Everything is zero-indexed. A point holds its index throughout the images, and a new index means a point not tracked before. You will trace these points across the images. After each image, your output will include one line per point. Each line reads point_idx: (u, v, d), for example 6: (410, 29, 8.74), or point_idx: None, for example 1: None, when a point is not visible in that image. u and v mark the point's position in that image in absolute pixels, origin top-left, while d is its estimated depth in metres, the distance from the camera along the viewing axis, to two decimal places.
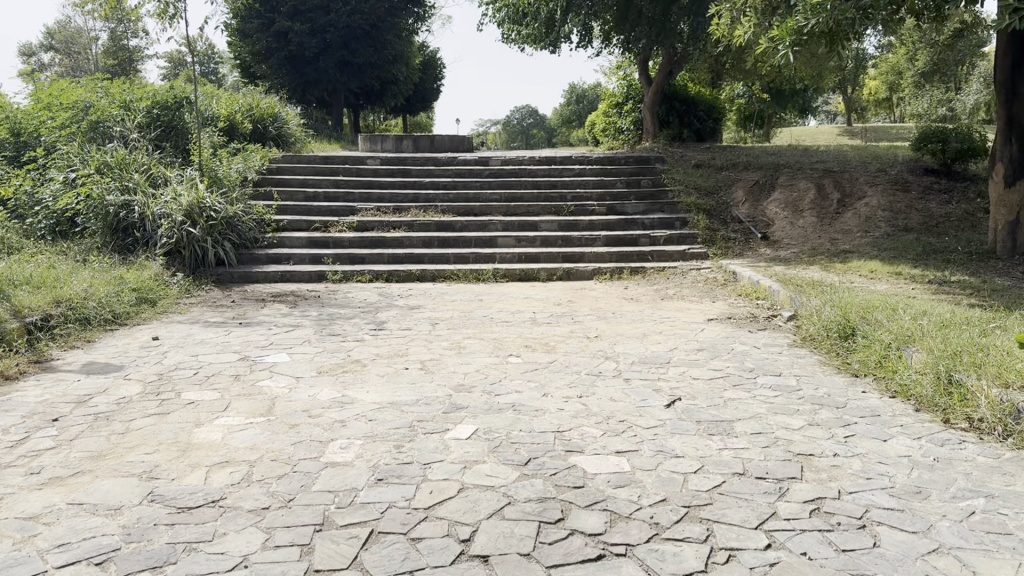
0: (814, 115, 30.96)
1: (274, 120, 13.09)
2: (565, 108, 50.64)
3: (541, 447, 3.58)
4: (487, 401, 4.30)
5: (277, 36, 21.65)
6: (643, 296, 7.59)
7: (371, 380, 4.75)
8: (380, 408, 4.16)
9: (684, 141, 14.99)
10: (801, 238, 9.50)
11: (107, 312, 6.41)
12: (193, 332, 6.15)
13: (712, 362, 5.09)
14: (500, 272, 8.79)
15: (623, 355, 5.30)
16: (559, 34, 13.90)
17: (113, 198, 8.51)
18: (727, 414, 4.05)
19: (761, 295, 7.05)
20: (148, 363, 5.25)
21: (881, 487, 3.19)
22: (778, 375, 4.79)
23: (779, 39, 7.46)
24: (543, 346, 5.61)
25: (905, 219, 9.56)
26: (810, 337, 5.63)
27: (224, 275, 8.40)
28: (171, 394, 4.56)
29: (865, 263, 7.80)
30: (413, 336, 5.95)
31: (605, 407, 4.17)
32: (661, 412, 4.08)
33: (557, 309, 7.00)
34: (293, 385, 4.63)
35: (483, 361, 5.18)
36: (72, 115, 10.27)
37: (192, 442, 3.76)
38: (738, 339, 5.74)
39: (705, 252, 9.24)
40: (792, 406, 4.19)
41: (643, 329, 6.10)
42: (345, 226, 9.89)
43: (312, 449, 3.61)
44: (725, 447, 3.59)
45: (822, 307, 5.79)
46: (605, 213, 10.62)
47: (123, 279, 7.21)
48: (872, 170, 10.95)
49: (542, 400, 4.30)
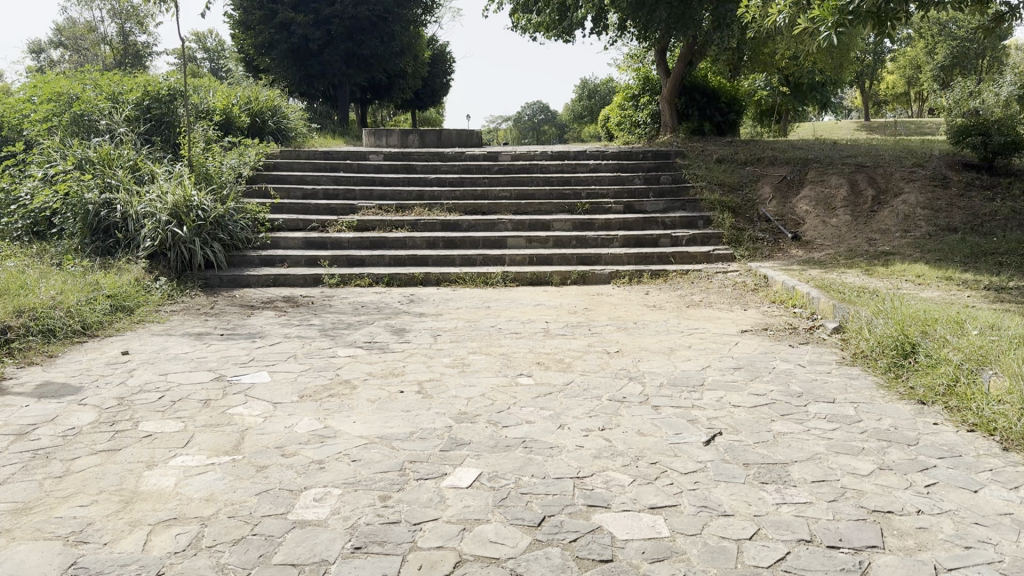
0: (835, 110, 29.90)
1: (272, 114, 12.52)
2: (577, 104, 49.65)
3: (558, 501, 2.93)
4: (494, 435, 3.64)
5: (280, 28, 20.99)
6: (667, 303, 6.92)
7: (359, 407, 4.10)
8: (366, 445, 3.52)
9: (704, 135, 14.33)
10: (835, 239, 8.81)
11: (76, 322, 5.80)
12: (168, 346, 5.53)
13: (753, 385, 4.42)
14: (509, 275, 8.14)
15: (649, 375, 4.65)
16: (573, 20, 13.22)
17: (92, 196, 7.89)
18: (780, 454, 3.39)
19: (798, 302, 6.37)
20: (111, 384, 4.63)
21: (986, 561, 2.53)
22: (832, 402, 4.11)
23: (819, 19, 6.69)
24: (557, 364, 4.96)
25: (946, 217, 8.84)
26: (862, 354, 4.95)
27: (212, 279, 7.80)
28: (127, 425, 3.93)
29: (910, 267, 7.09)
30: (412, 351, 5.30)
31: (633, 443, 3.51)
32: (700, 450, 3.42)
33: (572, 318, 6.35)
34: (269, 414, 4.00)
35: (488, 383, 4.53)
36: (56, 107, 9.67)
37: (137, 491, 3.13)
38: (778, 355, 5.08)
39: (731, 254, 8.55)
40: (854, 444, 3.54)
41: (670, 343, 5.44)
42: (344, 226, 9.25)
43: (279, 501, 2.98)
44: (784, 501, 2.94)
45: (873, 320, 5.12)
46: (622, 212, 9.95)
47: (99, 284, 6.60)
48: (907, 165, 10.22)
49: (558, 434, 3.65)
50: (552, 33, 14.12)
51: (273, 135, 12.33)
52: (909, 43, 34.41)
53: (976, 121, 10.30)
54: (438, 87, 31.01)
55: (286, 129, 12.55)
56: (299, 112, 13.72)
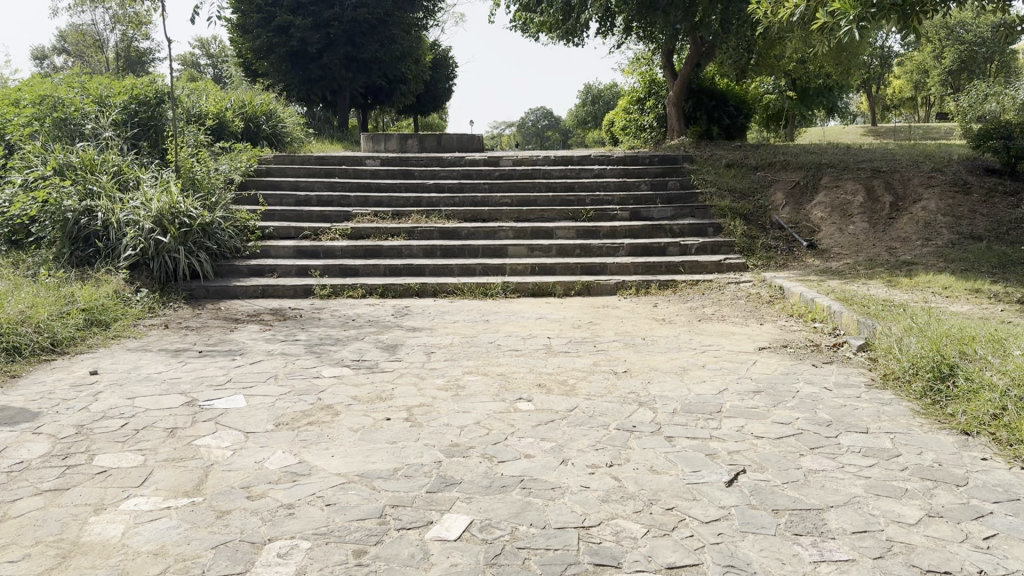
0: (843, 115, 29.39)
1: (266, 118, 12.13)
2: (580, 109, 49.20)
3: (560, 559, 2.52)
4: (488, 473, 3.23)
5: (278, 31, 20.61)
6: (676, 316, 6.52)
7: (340, 437, 3.69)
8: (344, 485, 3.12)
9: (711, 139, 13.95)
10: (853, 247, 8.41)
11: (45, 338, 5.41)
12: (141, 365, 5.12)
13: (776, 413, 3.99)
14: (510, 286, 7.73)
15: (661, 400, 4.23)
16: (578, 21, 12.85)
17: (71, 203, 7.51)
18: (813, 498, 2.99)
19: (818, 316, 5.97)
20: (72, 409, 4.23)
21: None
22: (866, 433, 3.71)
23: (841, 14, 6.19)
24: (560, 386, 4.55)
25: (970, 224, 8.41)
26: (893, 376, 4.54)
27: (197, 291, 7.41)
28: (81, 458, 3.52)
29: (934, 278, 6.68)
30: (403, 371, 4.89)
31: (646, 484, 3.10)
32: (722, 493, 3.01)
33: (575, 334, 5.94)
34: (240, 446, 3.59)
35: (485, 408, 4.12)
36: (39, 110, 9.28)
37: (78, 543, 2.72)
38: (801, 376, 4.66)
39: (743, 264, 8.16)
40: (895, 485, 3.13)
41: (683, 362, 5.03)
42: (338, 233, 8.85)
43: (238, 557, 2.58)
44: (823, 559, 2.53)
45: (904, 338, 4.70)
46: (628, 219, 9.56)
47: (73, 297, 6.20)
48: (926, 170, 9.81)
49: (560, 471, 3.24)
50: (555, 34, 13.76)
51: (267, 140, 11.95)
52: (915, 48, 33.99)
53: (998, 125, 9.85)
54: (439, 92, 30.51)
55: (280, 134, 12.16)
56: (297, 117, 13.35)
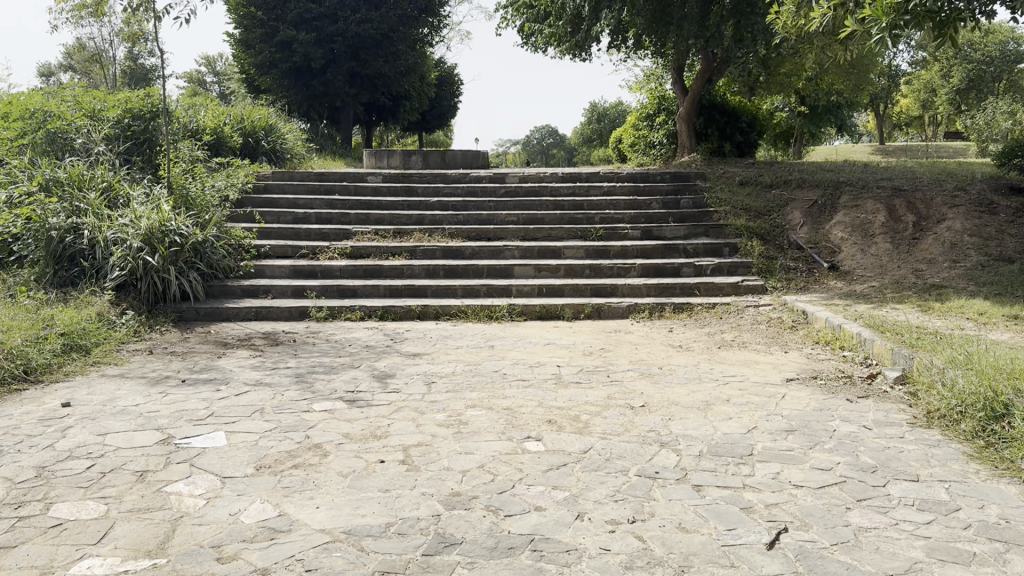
0: (851, 133, 29.09)
1: (265, 133, 11.80)
2: (586, 127, 49.07)
3: None
4: (493, 530, 2.84)
5: (281, 47, 20.39)
6: (694, 342, 6.12)
7: (327, 484, 3.29)
8: (328, 546, 2.72)
9: (723, 155, 13.60)
10: (877, 270, 8.01)
11: (17, 366, 5.03)
12: (118, 395, 4.74)
13: (813, 457, 3.58)
14: (516, 309, 7.34)
15: (684, 441, 3.82)
16: (588, 35, 12.53)
17: (56, 220, 7.17)
18: (869, 564, 2.59)
19: (847, 344, 5.57)
20: (35, 447, 3.84)
21: None
22: (917, 482, 3.30)
23: (871, 21, 5.88)
24: (572, 422, 4.15)
25: (998, 245, 8.01)
26: (939, 415, 4.12)
27: (187, 313, 7.05)
28: (36, 508, 3.13)
29: (969, 303, 6.27)
30: (400, 404, 4.49)
31: (675, 546, 2.70)
32: (763, 559, 2.61)
33: (587, 362, 5.54)
34: (215, 495, 3.20)
35: (490, 449, 3.73)
36: (29, 124, 8.97)
37: None
38: (836, 413, 4.25)
39: (761, 286, 7.80)
40: (964, 547, 2.72)
41: (706, 395, 4.63)
42: (337, 252, 8.49)
43: None
44: None
45: (948, 372, 4.28)
46: (639, 238, 9.18)
47: (52, 319, 5.83)
48: (948, 188, 9.41)
49: (575, 529, 2.84)
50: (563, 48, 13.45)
51: (266, 156, 11.62)
52: (922, 66, 33.79)
53: None
54: (445, 109, 30.37)
55: (280, 150, 11.84)
56: (297, 133, 13.01)
